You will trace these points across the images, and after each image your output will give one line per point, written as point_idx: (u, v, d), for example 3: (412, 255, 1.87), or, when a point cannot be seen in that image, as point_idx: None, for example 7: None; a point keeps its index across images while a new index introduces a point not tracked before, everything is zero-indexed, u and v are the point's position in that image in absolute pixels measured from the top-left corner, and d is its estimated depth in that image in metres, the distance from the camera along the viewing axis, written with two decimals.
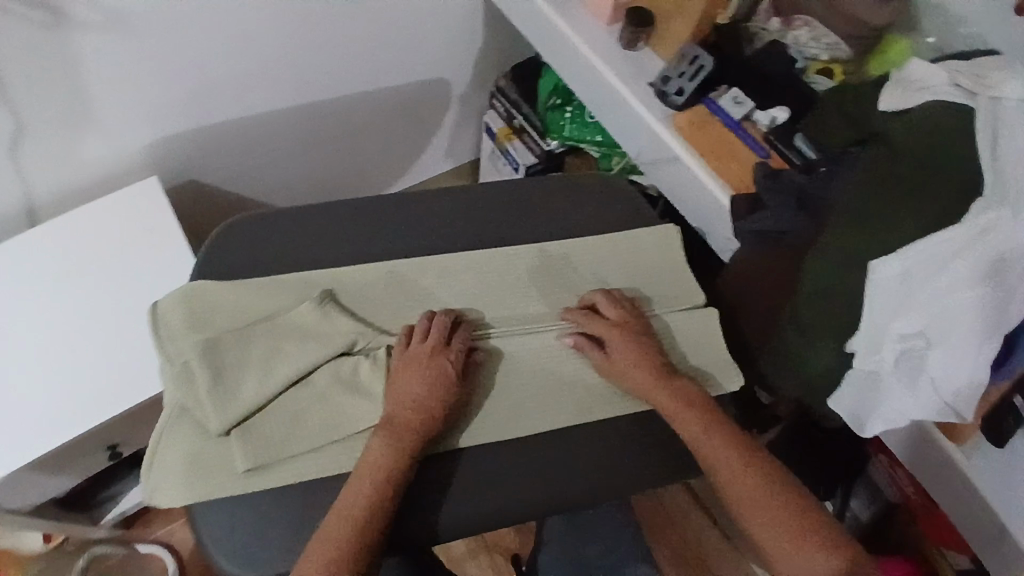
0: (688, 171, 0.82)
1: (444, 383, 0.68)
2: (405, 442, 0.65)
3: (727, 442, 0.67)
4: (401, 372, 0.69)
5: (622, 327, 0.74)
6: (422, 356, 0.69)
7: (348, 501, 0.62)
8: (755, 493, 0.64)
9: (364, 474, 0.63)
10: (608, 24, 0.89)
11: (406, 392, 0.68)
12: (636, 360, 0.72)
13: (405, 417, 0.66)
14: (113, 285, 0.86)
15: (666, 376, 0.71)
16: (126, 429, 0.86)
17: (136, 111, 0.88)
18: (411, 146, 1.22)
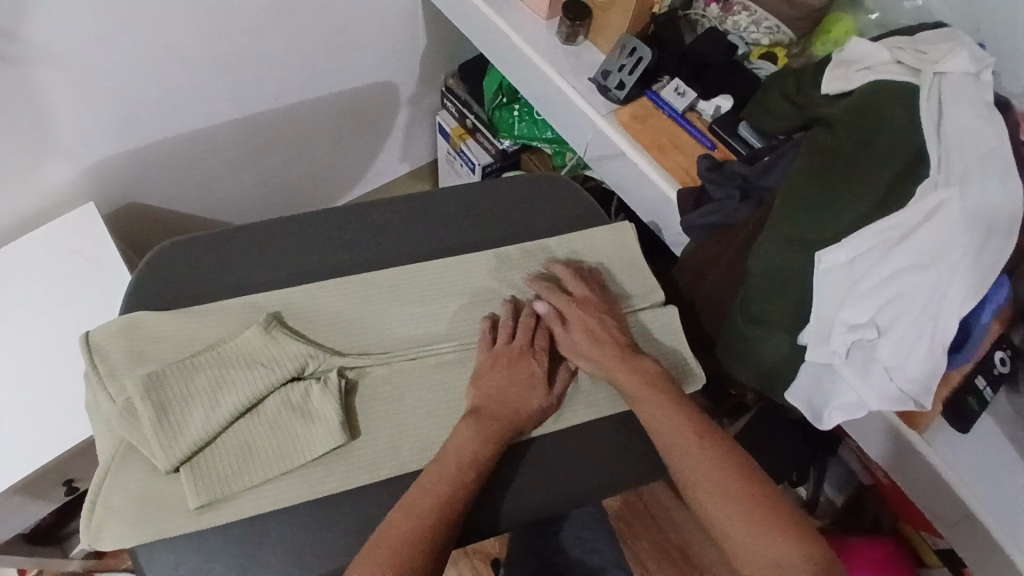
0: (635, 167, 0.80)
1: (533, 380, 0.69)
2: (492, 435, 0.64)
3: (680, 420, 0.64)
4: (491, 369, 0.69)
5: (585, 303, 0.72)
6: (515, 351, 0.69)
7: (431, 486, 0.60)
8: (703, 474, 0.60)
9: (442, 466, 0.62)
10: (546, 19, 0.87)
11: (496, 387, 0.68)
12: (597, 339, 0.70)
13: (496, 410, 0.66)
14: (56, 321, 0.84)
15: (626, 356, 0.69)
16: (81, 465, 0.84)
17: (65, 140, 0.84)
18: (365, 152, 1.20)
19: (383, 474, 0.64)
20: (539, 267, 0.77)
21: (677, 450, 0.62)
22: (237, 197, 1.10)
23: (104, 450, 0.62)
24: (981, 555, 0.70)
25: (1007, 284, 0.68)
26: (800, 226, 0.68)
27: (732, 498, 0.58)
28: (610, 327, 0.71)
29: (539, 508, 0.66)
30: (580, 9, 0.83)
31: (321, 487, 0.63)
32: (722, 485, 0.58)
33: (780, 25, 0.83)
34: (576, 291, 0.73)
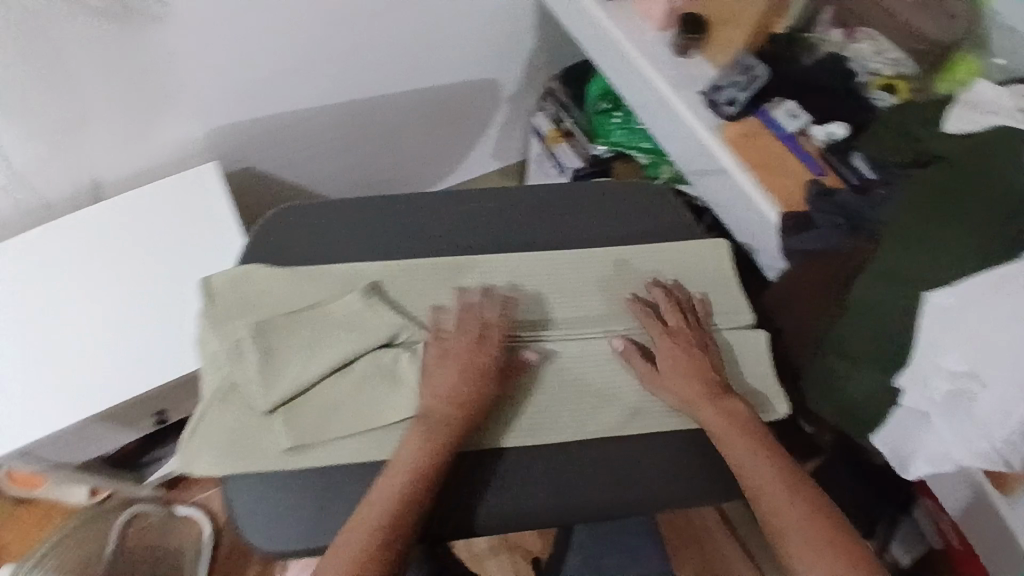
0: (734, 184, 0.79)
1: (484, 377, 0.67)
2: (441, 439, 0.63)
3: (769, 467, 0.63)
4: (437, 367, 0.67)
5: (675, 335, 0.71)
6: (461, 347, 0.68)
7: (375, 501, 0.60)
8: (780, 496, 0.61)
9: (392, 475, 0.61)
10: (659, 29, 0.87)
11: (443, 386, 0.66)
12: (683, 373, 0.69)
13: (441, 410, 0.64)
14: (168, 264, 0.91)
15: (716, 390, 0.68)
16: (173, 399, 0.90)
17: (194, 100, 0.91)
18: (459, 145, 1.23)
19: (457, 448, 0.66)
20: (632, 269, 0.77)
21: (755, 473, 0.63)
22: (336, 173, 1.15)
23: (210, 383, 0.67)
24: None
25: None
26: (907, 262, 0.66)
27: (821, 548, 0.58)
28: (701, 359, 0.70)
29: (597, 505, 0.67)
30: (697, 22, 0.84)
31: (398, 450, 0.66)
32: (806, 533, 0.59)
33: (903, 59, 0.83)
34: (667, 321, 0.72)
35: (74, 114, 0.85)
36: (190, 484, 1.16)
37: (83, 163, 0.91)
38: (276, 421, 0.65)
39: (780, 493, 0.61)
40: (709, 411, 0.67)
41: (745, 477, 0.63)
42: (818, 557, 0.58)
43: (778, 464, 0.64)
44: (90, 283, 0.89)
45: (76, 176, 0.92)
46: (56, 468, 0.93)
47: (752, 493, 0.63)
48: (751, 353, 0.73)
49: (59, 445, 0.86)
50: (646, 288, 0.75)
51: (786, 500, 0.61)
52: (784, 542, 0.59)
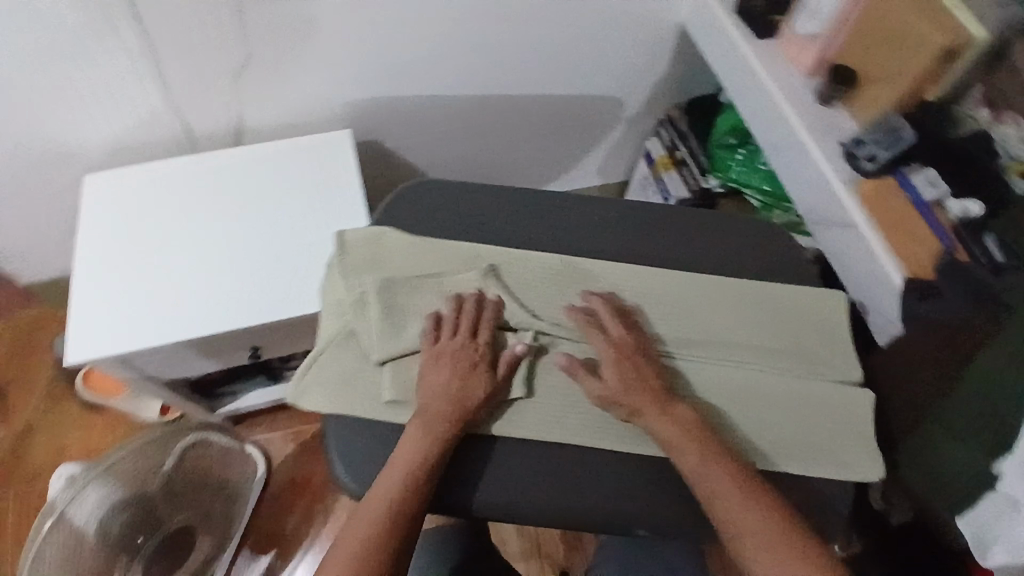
0: (864, 244, 0.80)
1: (479, 376, 0.68)
2: (435, 429, 0.64)
3: (726, 478, 0.61)
4: (433, 368, 0.68)
5: (620, 348, 0.70)
6: (453, 349, 0.69)
7: (385, 487, 0.62)
8: (739, 507, 0.60)
9: (391, 473, 0.62)
10: (806, 75, 0.89)
11: (436, 385, 0.67)
12: (629, 385, 0.67)
13: (434, 407, 0.66)
14: (290, 212, 0.95)
15: (661, 401, 0.67)
16: (273, 339, 0.94)
17: (345, 69, 0.96)
18: (570, 154, 1.26)
19: (549, 436, 0.69)
20: (743, 302, 0.77)
21: (706, 479, 0.62)
22: (451, 159, 1.19)
23: (330, 326, 0.71)
24: None
25: None
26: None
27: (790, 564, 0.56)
28: (648, 370, 0.69)
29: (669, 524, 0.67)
30: (848, 74, 0.84)
31: (493, 426, 0.68)
32: (768, 546, 0.57)
33: None
34: (611, 333, 0.71)
35: (240, 61, 0.91)
36: (255, 423, 1.22)
37: (236, 107, 0.98)
38: (385, 373, 0.69)
39: (738, 504, 0.60)
40: (664, 422, 0.66)
41: (703, 489, 0.62)
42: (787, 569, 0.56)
43: (732, 473, 0.62)
44: (221, 214, 0.95)
45: (226, 115, 0.99)
46: (150, 381, 0.98)
47: (707, 504, 0.61)
48: (852, 410, 0.72)
49: (163, 359, 0.92)
50: (582, 298, 0.75)
51: (744, 510, 0.59)
52: (746, 555, 0.58)
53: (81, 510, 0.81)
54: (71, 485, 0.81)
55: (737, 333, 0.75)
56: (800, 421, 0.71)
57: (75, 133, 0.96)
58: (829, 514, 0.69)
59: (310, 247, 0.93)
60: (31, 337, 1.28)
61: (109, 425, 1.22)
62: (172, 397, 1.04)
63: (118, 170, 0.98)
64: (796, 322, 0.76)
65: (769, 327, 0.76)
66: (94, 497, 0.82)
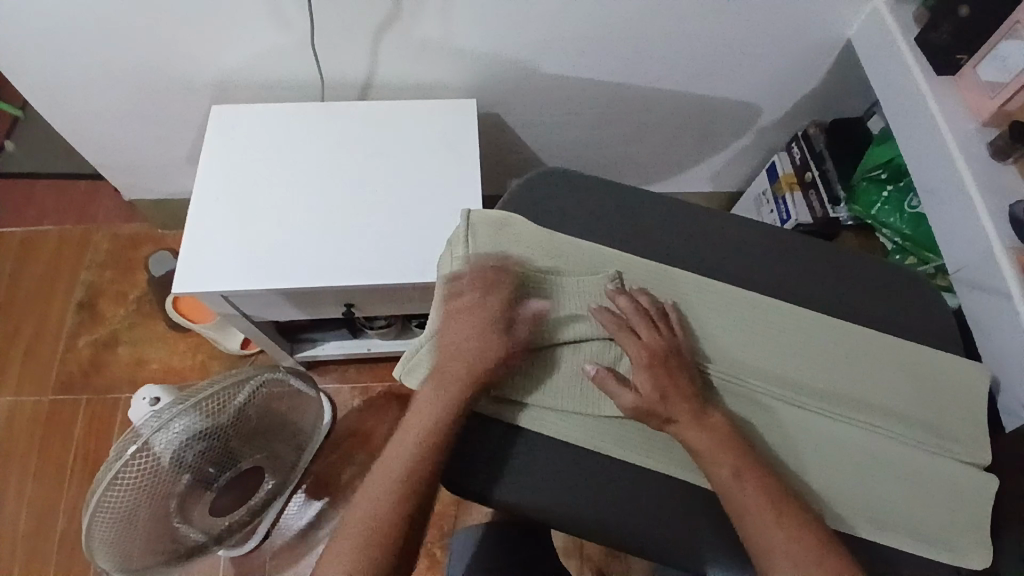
0: (1013, 316, 0.73)
1: (490, 332, 0.66)
2: (449, 390, 0.64)
3: (761, 491, 0.61)
4: (455, 320, 0.68)
5: (653, 354, 0.66)
6: (469, 304, 0.68)
7: (387, 475, 0.62)
8: (767, 526, 0.59)
9: (405, 437, 0.64)
10: (982, 123, 0.81)
11: (458, 340, 0.67)
12: (670, 395, 0.65)
13: (453, 362, 0.65)
14: (403, 178, 0.94)
15: (698, 410, 0.65)
16: (369, 300, 0.95)
17: (485, 37, 0.93)
18: (685, 159, 1.21)
19: (646, 460, 0.67)
20: (869, 355, 0.73)
21: (737, 492, 0.61)
22: (566, 144, 1.16)
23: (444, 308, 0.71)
24: None
25: None
26: None
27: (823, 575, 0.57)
28: (682, 381, 0.66)
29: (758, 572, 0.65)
30: None
31: (593, 440, 0.67)
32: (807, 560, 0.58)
33: None
34: (643, 336, 0.67)
35: (384, 15, 0.89)
36: (329, 370, 1.25)
37: (370, 59, 0.97)
38: None
39: (767, 523, 0.60)
40: (696, 431, 0.64)
41: (732, 502, 0.61)
42: None
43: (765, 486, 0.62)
44: (341, 166, 0.95)
45: (359, 68, 0.98)
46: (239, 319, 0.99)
47: (736, 518, 0.61)
48: (973, 491, 0.68)
49: (262, 302, 0.94)
50: (610, 296, 0.70)
51: (774, 531, 0.59)
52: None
53: (163, 439, 0.83)
54: (160, 413, 0.83)
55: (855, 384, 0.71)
56: (913, 493, 0.67)
57: (213, 62, 0.97)
58: None
59: (421, 216, 0.92)
60: (135, 247, 1.33)
61: (193, 346, 1.26)
62: (257, 336, 1.05)
63: (249, 107, 0.99)
64: (921, 383, 0.72)
65: (891, 386, 0.71)
66: (179, 427, 0.84)
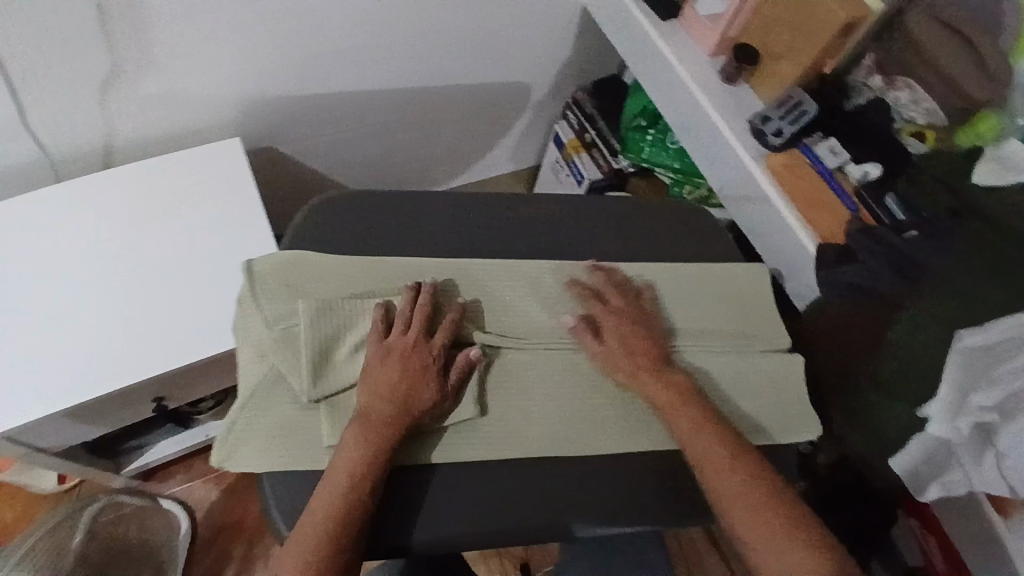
0: (776, 214, 0.82)
1: (424, 377, 0.63)
2: (378, 432, 0.60)
3: (710, 436, 0.64)
4: (381, 362, 0.63)
5: (623, 316, 0.72)
6: (402, 347, 0.64)
7: (322, 500, 0.57)
8: (721, 472, 0.61)
9: (331, 484, 0.57)
10: (711, 55, 0.89)
11: (386, 382, 0.62)
12: (635, 350, 0.69)
13: (381, 408, 0.61)
14: (180, 244, 0.85)
15: (658, 365, 0.69)
16: (179, 386, 0.84)
17: (234, 72, 0.87)
18: (480, 146, 1.23)
19: (503, 454, 0.65)
20: (677, 286, 0.78)
21: (694, 442, 0.64)
22: (358, 161, 1.12)
23: (251, 374, 0.63)
24: None
25: None
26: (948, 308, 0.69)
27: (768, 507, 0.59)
28: (644, 338, 0.70)
29: (656, 518, 0.67)
30: (750, 54, 0.86)
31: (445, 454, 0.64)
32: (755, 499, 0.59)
33: (938, 108, 0.83)
34: (609, 302, 0.72)
35: (103, 74, 0.79)
36: (171, 473, 1.11)
37: (102, 123, 0.85)
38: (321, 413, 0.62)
39: (722, 468, 0.61)
40: (653, 385, 0.67)
41: (689, 450, 0.64)
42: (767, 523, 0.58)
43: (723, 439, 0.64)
44: (99, 251, 0.83)
45: (94, 135, 0.86)
46: (50, 456, 0.87)
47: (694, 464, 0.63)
48: (793, 373, 0.75)
49: (47, 431, 0.79)
50: (586, 271, 0.76)
51: (727, 472, 0.61)
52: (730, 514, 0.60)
53: None
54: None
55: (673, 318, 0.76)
56: (749, 394, 0.73)
57: None
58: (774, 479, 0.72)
59: (212, 278, 0.83)
60: None
61: None
62: (67, 466, 0.90)
63: None
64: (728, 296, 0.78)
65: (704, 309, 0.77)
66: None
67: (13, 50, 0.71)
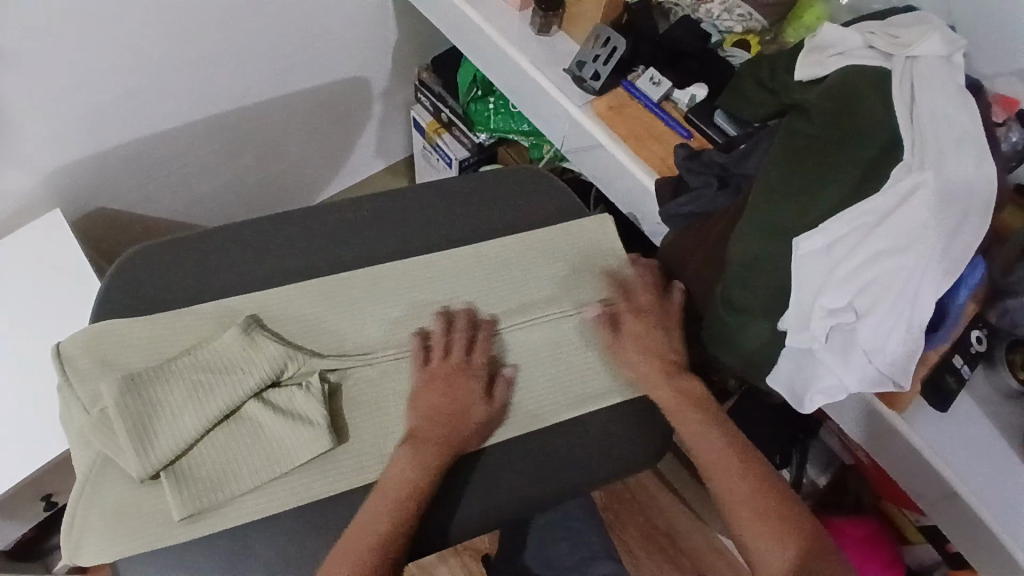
0: (612, 158, 0.79)
1: (471, 398, 0.66)
2: (428, 454, 0.62)
3: (718, 444, 0.65)
4: (429, 385, 0.66)
5: (641, 315, 0.71)
6: (450, 368, 0.67)
7: (370, 516, 0.59)
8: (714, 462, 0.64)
9: (378, 501, 0.60)
10: (520, 9, 0.86)
11: (436, 404, 0.65)
12: (649, 354, 0.69)
13: (429, 428, 0.63)
14: (20, 336, 0.81)
15: (670, 367, 0.69)
16: (55, 478, 0.82)
17: (29, 142, 0.81)
18: (340, 150, 1.18)
19: (367, 477, 0.63)
20: (518, 261, 0.75)
21: (703, 449, 0.65)
22: (212, 198, 1.07)
23: (83, 462, 0.61)
24: (959, 527, 0.73)
25: (982, 266, 0.71)
26: (781, 213, 0.67)
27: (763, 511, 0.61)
28: (661, 338, 0.70)
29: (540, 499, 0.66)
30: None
31: (308, 492, 0.62)
32: (754, 506, 0.61)
33: (753, 12, 0.83)
34: (636, 301, 0.72)
35: None
36: None
37: None
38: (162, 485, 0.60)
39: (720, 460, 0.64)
40: (656, 382, 0.68)
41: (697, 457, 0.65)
42: (762, 526, 0.60)
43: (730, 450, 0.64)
44: None
45: None
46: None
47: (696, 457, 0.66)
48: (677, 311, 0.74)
49: None
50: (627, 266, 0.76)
51: (733, 479, 0.63)
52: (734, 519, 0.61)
53: None
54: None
55: (518, 295, 0.74)
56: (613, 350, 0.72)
57: None
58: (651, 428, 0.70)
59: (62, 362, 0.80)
60: None
61: None
62: None
63: None
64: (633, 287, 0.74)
65: (552, 276, 0.75)
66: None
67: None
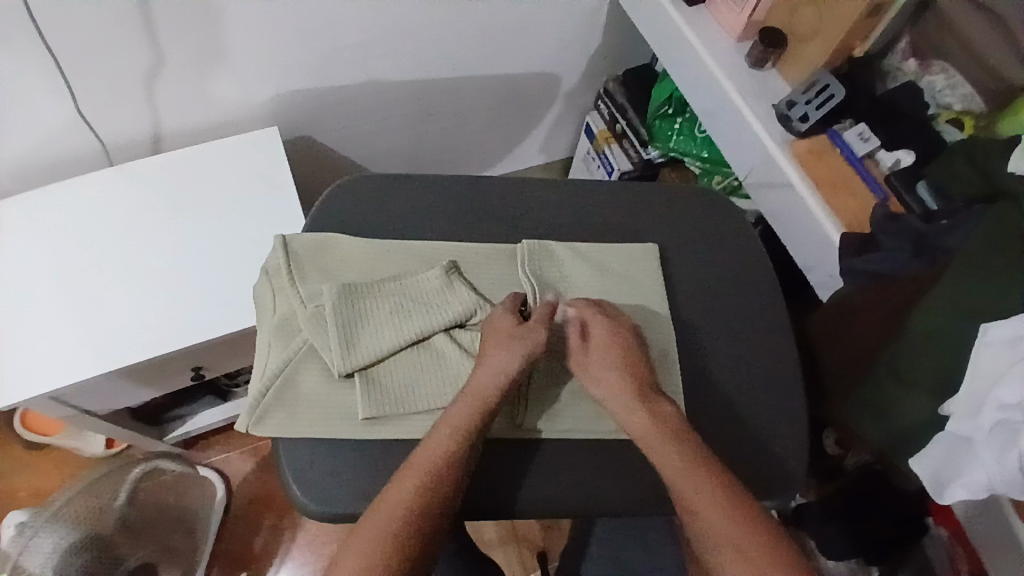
0: (799, 199, 0.81)
1: (512, 355, 0.65)
2: (483, 404, 0.63)
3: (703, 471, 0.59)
4: (492, 341, 0.66)
5: (612, 330, 0.68)
6: (508, 330, 0.66)
7: (427, 452, 0.60)
8: (709, 499, 0.58)
9: (435, 440, 0.61)
10: (738, 41, 0.89)
11: (494, 359, 0.65)
12: (614, 371, 0.66)
13: (486, 380, 0.64)
14: (219, 225, 0.91)
15: (645, 390, 0.65)
16: (214, 356, 0.91)
17: (266, 63, 0.91)
18: (510, 136, 1.26)
19: (526, 433, 0.67)
20: (493, 275, 0.74)
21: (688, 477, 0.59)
22: (396, 149, 1.18)
23: (284, 345, 0.68)
24: None
25: None
26: (975, 297, 0.64)
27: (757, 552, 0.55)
28: (622, 352, 0.67)
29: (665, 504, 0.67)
30: (779, 37, 0.85)
31: None
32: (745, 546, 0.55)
33: (976, 94, 0.78)
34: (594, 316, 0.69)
35: (149, 64, 0.84)
36: (211, 443, 1.23)
37: (148, 112, 0.91)
38: (353, 384, 0.66)
39: (701, 486, 0.58)
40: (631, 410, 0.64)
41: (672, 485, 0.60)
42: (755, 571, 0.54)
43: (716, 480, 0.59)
44: (141, 232, 0.89)
45: (141, 125, 0.92)
46: (95, 417, 0.94)
47: (677, 497, 0.59)
48: (744, 320, 0.76)
49: (99, 390, 0.87)
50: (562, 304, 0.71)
51: (718, 509, 0.57)
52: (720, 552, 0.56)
53: (36, 556, 0.80)
54: (19, 534, 0.81)
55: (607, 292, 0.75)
56: (761, 378, 0.74)
57: None
58: (783, 463, 0.71)
59: (249, 256, 0.90)
60: None
61: (51, 468, 1.15)
62: (111, 429, 0.98)
63: (19, 195, 0.89)
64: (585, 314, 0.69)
65: (558, 281, 0.74)
66: (47, 541, 0.82)
67: (57, 39, 0.76)
